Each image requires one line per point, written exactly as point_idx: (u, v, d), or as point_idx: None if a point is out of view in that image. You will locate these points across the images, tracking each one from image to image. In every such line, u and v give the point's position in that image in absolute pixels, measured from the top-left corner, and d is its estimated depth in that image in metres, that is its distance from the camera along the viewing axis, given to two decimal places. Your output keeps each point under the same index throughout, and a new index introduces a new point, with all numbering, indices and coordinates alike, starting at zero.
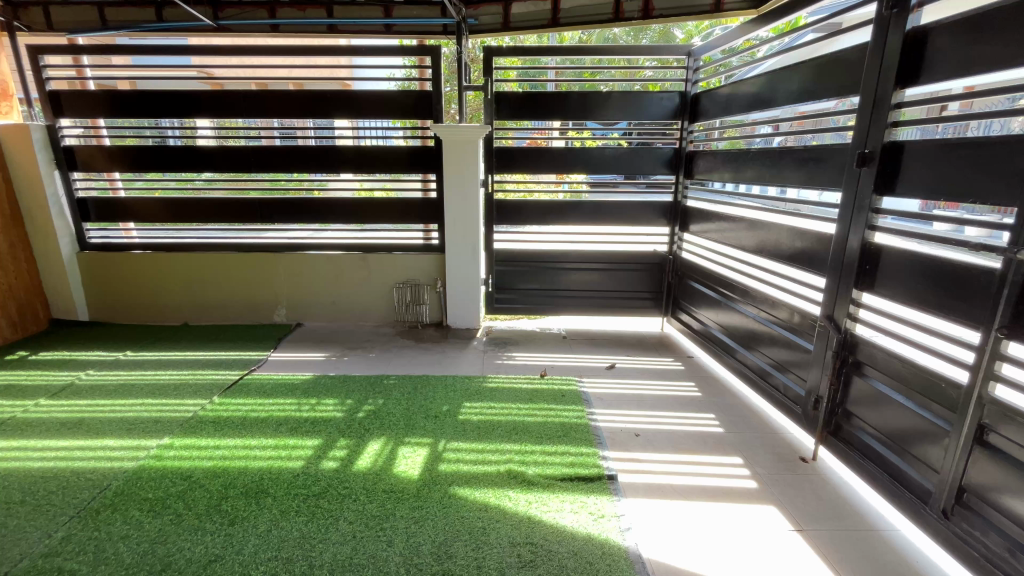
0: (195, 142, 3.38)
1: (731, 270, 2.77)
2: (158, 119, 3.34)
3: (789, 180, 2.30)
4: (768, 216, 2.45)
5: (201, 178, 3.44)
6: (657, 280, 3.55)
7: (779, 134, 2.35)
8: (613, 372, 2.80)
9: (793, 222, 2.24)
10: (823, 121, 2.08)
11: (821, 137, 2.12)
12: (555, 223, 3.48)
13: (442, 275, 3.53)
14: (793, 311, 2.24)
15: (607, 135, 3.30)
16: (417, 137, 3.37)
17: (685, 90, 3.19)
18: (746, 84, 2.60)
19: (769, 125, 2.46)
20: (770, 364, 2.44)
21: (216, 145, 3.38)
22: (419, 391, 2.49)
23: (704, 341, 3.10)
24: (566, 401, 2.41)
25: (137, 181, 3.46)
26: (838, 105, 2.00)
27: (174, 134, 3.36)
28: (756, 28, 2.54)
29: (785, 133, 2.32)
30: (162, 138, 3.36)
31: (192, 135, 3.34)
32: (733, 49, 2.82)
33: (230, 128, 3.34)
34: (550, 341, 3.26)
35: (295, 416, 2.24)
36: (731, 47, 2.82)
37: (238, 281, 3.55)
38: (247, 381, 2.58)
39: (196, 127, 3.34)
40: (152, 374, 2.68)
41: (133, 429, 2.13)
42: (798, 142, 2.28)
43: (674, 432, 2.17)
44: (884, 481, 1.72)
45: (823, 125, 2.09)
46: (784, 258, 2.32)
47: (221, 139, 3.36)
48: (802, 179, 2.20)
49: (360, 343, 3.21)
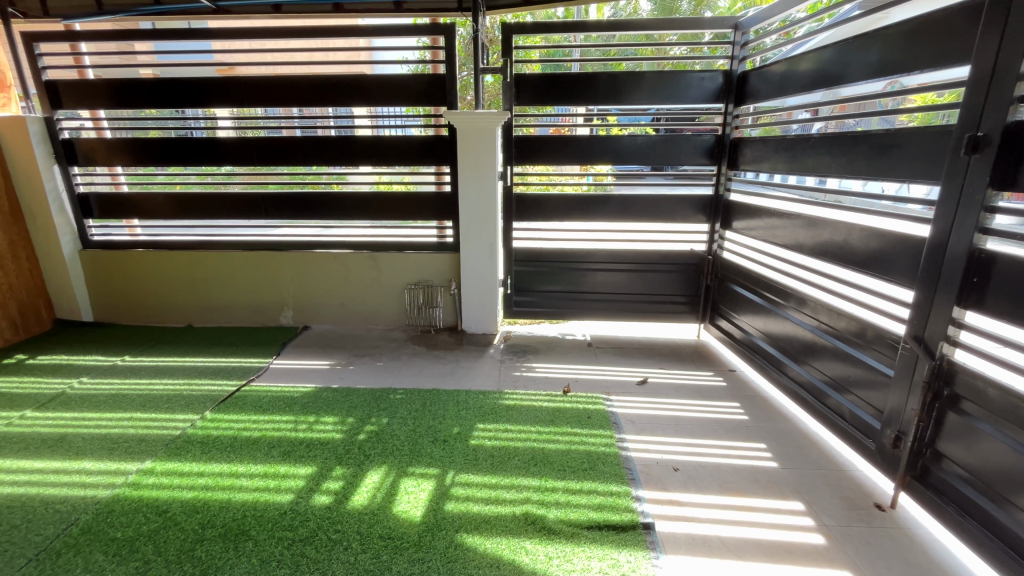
0: (218, 134, 3.19)
1: (783, 273, 2.43)
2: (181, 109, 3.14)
3: (859, 170, 1.95)
4: (820, 212, 2.17)
5: (223, 171, 3.25)
6: (693, 283, 3.21)
7: (819, 119, 2.15)
8: (644, 388, 2.49)
9: (856, 221, 1.95)
10: (867, 105, 1.94)
11: (866, 122, 1.94)
12: (580, 219, 3.17)
13: (457, 275, 3.28)
14: (859, 324, 1.92)
15: (635, 121, 2.95)
16: (431, 126, 3.09)
17: (730, 68, 2.81)
18: (806, 60, 2.24)
19: (807, 111, 2.27)
20: (825, 382, 2.15)
21: (236, 136, 3.18)
22: (427, 408, 2.24)
23: (748, 353, 2.76)
24: (591, 424, 2.12)
25: (159, 175, 3.25)
26: (886, 87, 1.84)
27: (202, 126, 3.16)
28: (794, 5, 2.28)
29: (825, 118, 2.12)
30: (188, 130, 3.18)
31: (213, 126, 3.16)
32: (768, 29, 2.56)
33: (249, 119, 3.13)
34: (574, 350, 2.97)
35: (289, 437, 2.02)
36: (768, 26, 2.55)
37: (244, 281, 3.37)
38: (244, 393, 2.38)
39: (220, 117, 3.14)
40: (147, 383, 2.50)
41: (114, 449, 1.95)
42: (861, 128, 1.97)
43: (718, 466, 1.86)
44: (995, 549, 1.38)
45: (869, 109, 1.92)
46: (854, 263, 1.97)
47: (241, 130, 3.16)
48: (875, 170, 1.87)
49: (368, 349, 2.98)
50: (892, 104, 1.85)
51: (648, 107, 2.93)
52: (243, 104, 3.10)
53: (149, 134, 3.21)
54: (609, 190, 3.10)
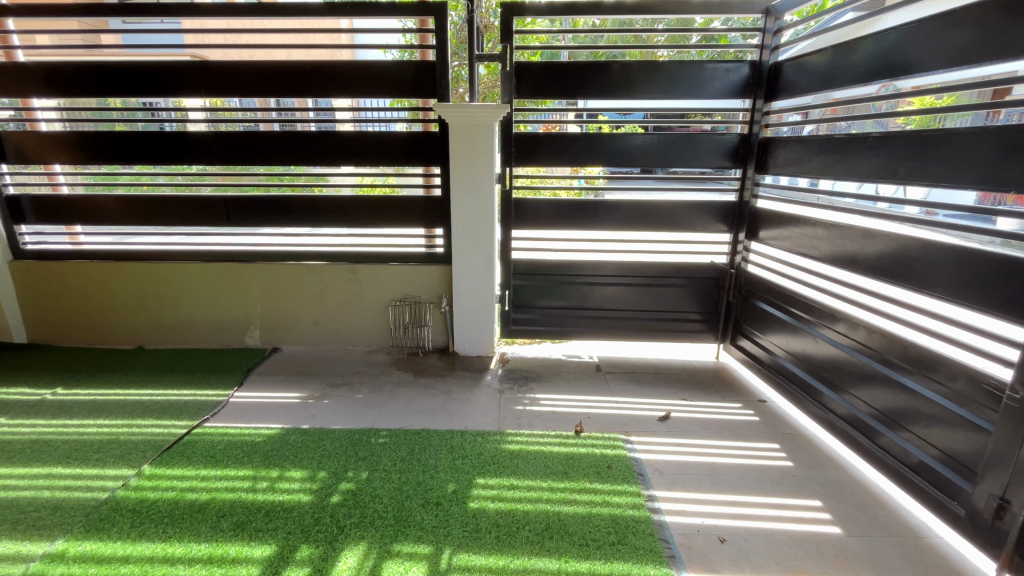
0: (189, 129, 2.76)
1: (825, 293, 2.13)
2: (131, 99, 2.72)
3: (947, 178, 1.60)
4: (895, 228, 1.81)
5: (194, 170, 2.83)
6: (712, 299, 2.89)
7: (810, 122, 2.19)
8: (666, 425, 2.16)
9: (952, 243, 1.59)
10: (859, 107, 1.97)
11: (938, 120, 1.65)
12: (586, 227, 2.82)
13: (448, 290, 2.90)
14: (933, 360, 1.64)
15: (622, 121, 2.63)
16: (418, 121, 2.71)
17: (759, 59, 2.49)
18: (860, 47, 1.92)
19: (797, 113, 2.31)
20: (877, 419, 1.88)
21: (208, 131, 2.75)
22: (416, 456, 1.88)
23: (776, 379, 2.46)
24: (612, 477, 1.77)
25: (108, 175, 2.82)
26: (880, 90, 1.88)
27: (173, 119, 2.73)
28: (782, 10, 2.34)
29: (816, 121, 2.16)
30: (159, 123, 2.75)
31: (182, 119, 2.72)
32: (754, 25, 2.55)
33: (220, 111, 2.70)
34: (581, 377, 2.62)
35: (244, 502, 1.63)
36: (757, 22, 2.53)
37: (204, 296, 2.96)
38: (193, 438, 1.99)
39: (191, 108, 2.72)
40: (77, 426, 2.08)
41: (18, 523, 1.54)
42: (871, 130, 1.93)
43: (770, 533, 1.53)
44: None
45: (861, 112, 1.96)
46: (938, 289, 1.64)
47: (214, 124, 2.73)
48: (976, 179, 1.50)
49: (346, 377, 2.59)
50: (885, 107, 1.88)
51: (642, 102, 2.61)
52: (211, 95, 2.69)
53: (115, 128, 2.78)
54: (601, 195, 2.77)
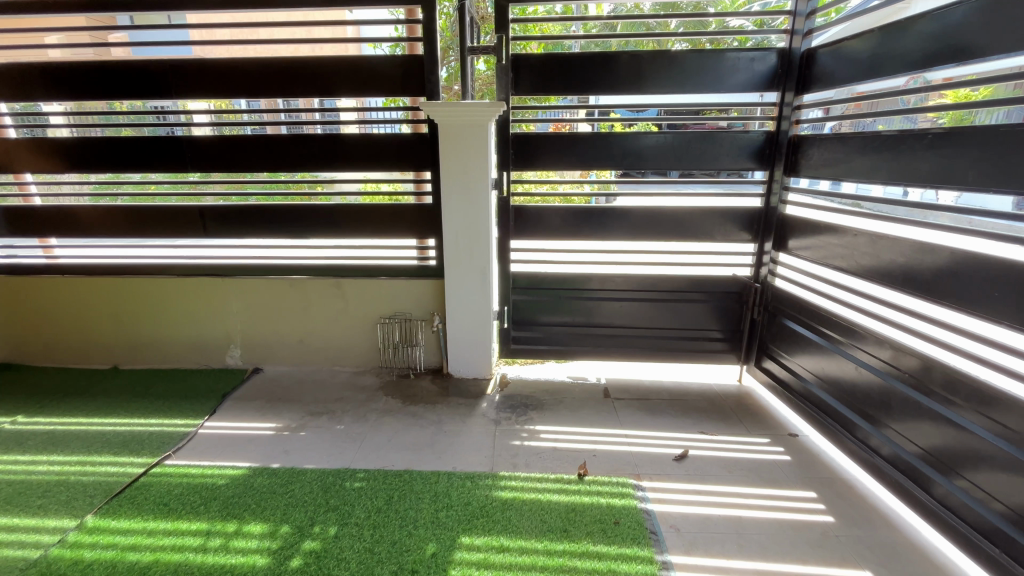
0: (194, 134, 2.55)
1: (863, 314, 1.84)
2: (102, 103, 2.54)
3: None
4: (965, 242, 1.48)
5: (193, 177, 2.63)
6: (733, 316, 2.61)
7: (831, 118, 1.99)
8: (683, 466, 1.89)
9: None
10: (885, 102, 1.76)
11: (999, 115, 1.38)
12: (593, 237, 2.56)
13: (441, 307, 2.68)
14: (1003, 403, 1.35)
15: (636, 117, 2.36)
16: (407, 121, 2.48)
17: (789, 46, 2.21)
18: (911, 26, 1.63)
19: (818, 108, 2.09)
20: (929, 466, 1.59)
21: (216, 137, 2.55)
22: (394, 505, 1.64)
23: (806, 408, 2.18)
24: (621, 537, 1.51)
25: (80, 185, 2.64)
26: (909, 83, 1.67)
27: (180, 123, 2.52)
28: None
29: (838, 117, 1.96)
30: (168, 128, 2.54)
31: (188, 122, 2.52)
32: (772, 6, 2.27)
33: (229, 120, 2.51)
34: (588, 405, 2.36)
35: (191, 565, 1.41)
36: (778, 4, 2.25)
37: (183, 313, 2.77)
38: (149, 480, 1.78)
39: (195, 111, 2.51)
40: (27, 463, 1.89)
41: None
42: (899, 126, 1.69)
43: None
44: None
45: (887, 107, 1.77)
46: (1010, 318, 1.35)
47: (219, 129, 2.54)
48: None
49: (329, 404, 2.37)
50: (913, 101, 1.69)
51: (654, 97, 2.34)
52: (216, 96, 2.49)
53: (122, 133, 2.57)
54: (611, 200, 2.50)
